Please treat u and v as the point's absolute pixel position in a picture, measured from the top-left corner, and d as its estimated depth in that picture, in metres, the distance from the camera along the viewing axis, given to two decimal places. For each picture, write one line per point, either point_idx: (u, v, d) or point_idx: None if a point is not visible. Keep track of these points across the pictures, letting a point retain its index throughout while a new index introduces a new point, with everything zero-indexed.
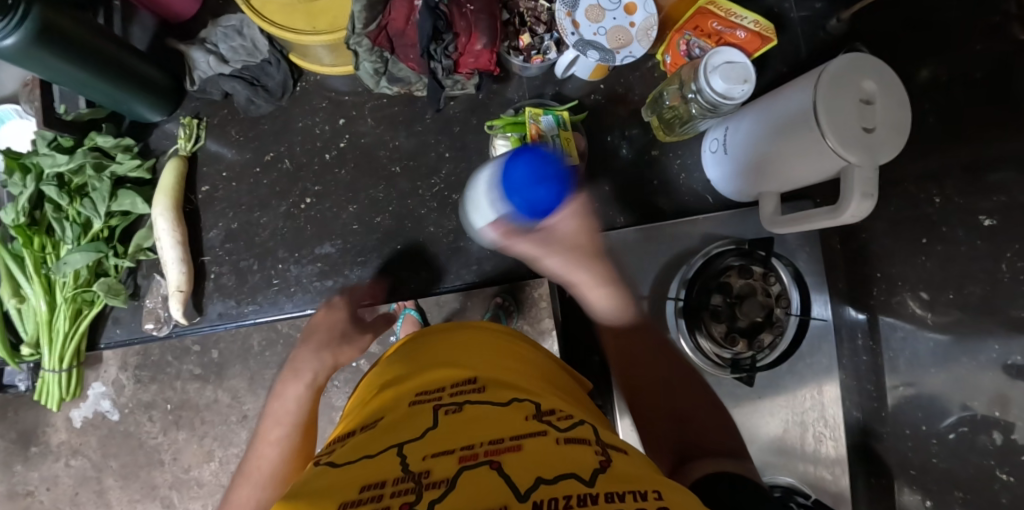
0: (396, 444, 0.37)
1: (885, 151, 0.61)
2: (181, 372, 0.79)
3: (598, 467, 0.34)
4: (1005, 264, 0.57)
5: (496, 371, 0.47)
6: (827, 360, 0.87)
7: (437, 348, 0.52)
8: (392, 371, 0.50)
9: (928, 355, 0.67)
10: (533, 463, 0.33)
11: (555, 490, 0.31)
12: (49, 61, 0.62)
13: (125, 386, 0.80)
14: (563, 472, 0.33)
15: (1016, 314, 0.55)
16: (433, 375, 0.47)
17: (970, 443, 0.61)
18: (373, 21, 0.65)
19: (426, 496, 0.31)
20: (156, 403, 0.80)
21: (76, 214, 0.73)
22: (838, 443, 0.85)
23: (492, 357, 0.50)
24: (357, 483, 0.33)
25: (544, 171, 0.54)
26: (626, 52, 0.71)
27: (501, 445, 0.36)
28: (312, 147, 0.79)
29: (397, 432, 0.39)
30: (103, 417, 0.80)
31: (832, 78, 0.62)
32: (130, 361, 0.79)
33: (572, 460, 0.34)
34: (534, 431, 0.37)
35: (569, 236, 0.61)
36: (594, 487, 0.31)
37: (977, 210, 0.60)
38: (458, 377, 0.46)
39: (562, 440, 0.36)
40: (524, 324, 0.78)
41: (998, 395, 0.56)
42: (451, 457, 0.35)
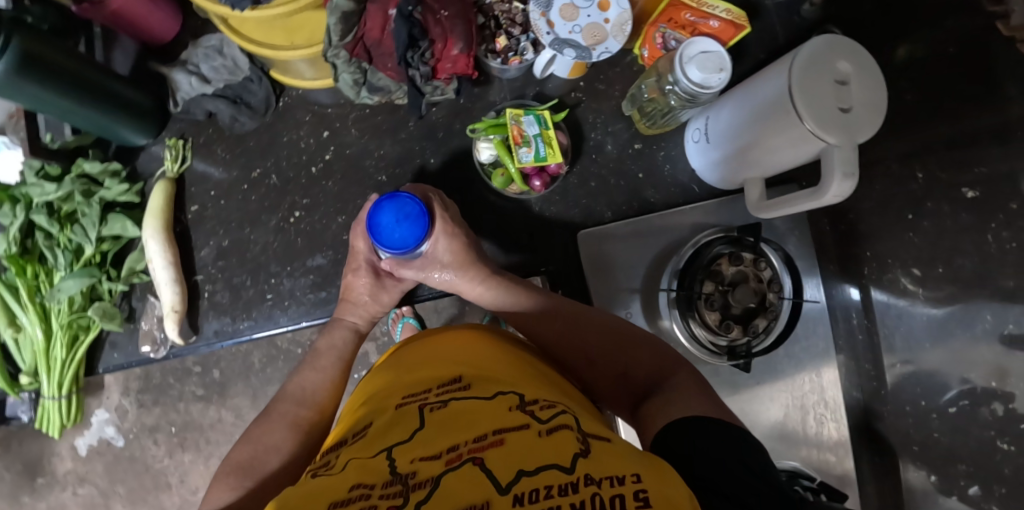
0: (385, 448, 0.38)
1: (862, 129, 0.62)
2: (183, 394, 0.79)
3: (579, 454, 0.34)
4: (991, 235, 0.57)
5: (483, 370, 0.48)
6: (823, 343, 0.87)
7: (416, 354, 0.52)
8: (379, 379, 0.50)
9: (925, 331, 0.67)
10: (514, 457, 0.34)
11: (535, 482, 0.32)
12: (30, 91, 0.63)
13: (128, 411, 0.80)
14: (544, 463, 0.33)
15: (1007, 282, 0.55)
16: (420, 377, 0.48)
17: (972, 417, 0.60)
18: (349, 33, 0.65)
19: (413, 497, 0.32)
20: (160, 426, 0.80)
21: (67, 241, 0.73)
22: (840, 424, 0.85)
23: (478, 356, 0.50)
24: (347, 484, 0.34)
25: (406, 210, 0.65)
26: (602, 49, 0.71)
27: (484, 441, 0.36)
28: (298, 161, 0.80)
29: (386, 435, 0.39)
30: (108, 444, 0.80)
31: (807, 61, 0.63)
32: (132, 385, 0.79)
33: (553, 450, 0.34)
34: (518, 424, 0.38)
35: (444, 257, 0.68)
36: (575, 474, 0.32)
37: (959, 183, 0.61)
38: (444, 378, 0.46)
39: (544, 431, 0.37)
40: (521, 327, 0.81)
41: (995, 367, 0.56)
42: (436, 458, 0.35)
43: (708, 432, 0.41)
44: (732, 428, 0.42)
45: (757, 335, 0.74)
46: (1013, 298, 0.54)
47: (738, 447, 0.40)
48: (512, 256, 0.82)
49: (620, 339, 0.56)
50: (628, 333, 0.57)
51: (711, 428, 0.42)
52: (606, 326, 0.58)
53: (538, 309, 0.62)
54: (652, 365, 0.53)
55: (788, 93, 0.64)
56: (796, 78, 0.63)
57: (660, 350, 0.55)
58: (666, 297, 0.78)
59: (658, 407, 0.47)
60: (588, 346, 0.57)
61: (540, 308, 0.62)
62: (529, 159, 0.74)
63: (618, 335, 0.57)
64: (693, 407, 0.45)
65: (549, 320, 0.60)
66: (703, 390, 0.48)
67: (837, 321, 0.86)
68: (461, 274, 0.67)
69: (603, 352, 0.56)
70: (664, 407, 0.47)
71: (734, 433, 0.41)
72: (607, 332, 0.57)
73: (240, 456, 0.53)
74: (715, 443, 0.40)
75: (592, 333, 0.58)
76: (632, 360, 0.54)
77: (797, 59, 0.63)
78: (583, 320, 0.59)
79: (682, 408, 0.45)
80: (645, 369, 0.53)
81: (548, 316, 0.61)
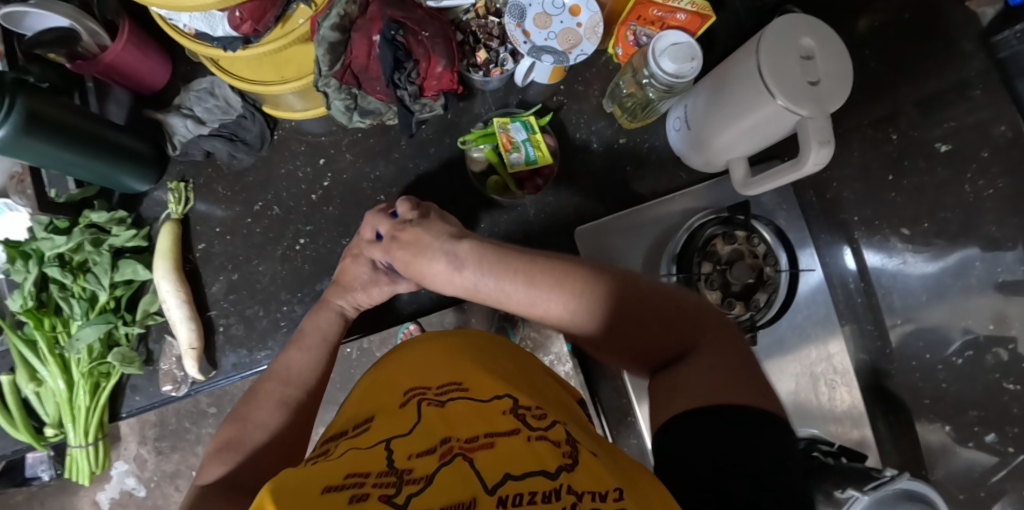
0: (384, 439, 0.41)
1: (830, 101, 0.67)
2: (200, 436, 0.80)
3: (564, 464, 0.37)
4: (967, 186, 0.71)
5: (478, 368, 0.49)
6: (825, 310, 0.82)
7: (408, 354, 0.54)
8: (373, 378, 0.52)
9: (918, 286, 0.75)
10: (504, 463, 0.37)
11: (521, 486, 0.35)
12: (37, 146, 0.66)
13: (147, 460, 0.80)
14: (530, 469, 0.36)
15: (991, 230, 0.69)
16: (420, 374, 0.50)
17: (976, 365, 0.71)
18: (337, 62, 0.69)
19: (405, 489, 0.35)
20: (179, 472, 0.80)
21: (81, 290, 0.75)
22: (852, 388, 0.80)
23: (467, 356, 0.51)
24: (344, 471, 0.37)
25: None
26: (577, 51, 0.75)
27: (475, 442, 0.40)
28: (298, 191, 0.82)
29: (384, 428, 0.42)
30: (129, 495, 0.80)
31: (773, 40, 0.67)
32: (148, 434, 0.80)
33: (539, 456, 0.38)
34: (510, 428, 0.41)
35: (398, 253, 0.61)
36: (558, 479, 0.36)
37: (931, 139, 0.73)
38: (443, 377, 0.48)
39: (533, 437, 0.40)
40: (530, 332, 0.85)
41: (994, 313, 0.69)
42: (430, 455, 0.38)
43: (747, 435, 0.43)
44: (765, 419, 0.44)
45: (759, 310, 0.77)
46: (998, 245, 0.69)
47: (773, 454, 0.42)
48: None
49: (636, 295, 0.53)
50: (642, 284, 0.54)
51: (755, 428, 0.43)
52: (616, 279, 0.53)
53: (535, 270, 0.54)
54: (674, 328, 0.51)
55: (756, 72, 0.67)
56: (763, 58, 0.66)
57: (680, 306, 0.53)
58: (667, 283, 0.80)
59: (690, 389, 0.47)
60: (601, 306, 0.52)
61: (536, 270, 0.54)
62: (521, 162, 0.78)
63: (621, 292, 0.53)
64: (729, 394, 0.45)
65: (548, 280, 0.53)
66: (732, 361, 0.48)
67: (834, 290, 0.83)
68: (437, 273, 0.57)
69: (619, 312, 0.52)
70: (695, 391, 0.46)
71: (770, 432, 0.43)
72: (620, 289, 0.53)
73: (229, 431, 0.59)
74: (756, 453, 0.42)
75: (604, 291, 0.53)
76: (650, 331, 0.51)
77: (764, 40, 0.67)
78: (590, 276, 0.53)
79: (716, 397, 0.45)
80: (666, 334, 0.51)
81: (549, 278, 0.53)
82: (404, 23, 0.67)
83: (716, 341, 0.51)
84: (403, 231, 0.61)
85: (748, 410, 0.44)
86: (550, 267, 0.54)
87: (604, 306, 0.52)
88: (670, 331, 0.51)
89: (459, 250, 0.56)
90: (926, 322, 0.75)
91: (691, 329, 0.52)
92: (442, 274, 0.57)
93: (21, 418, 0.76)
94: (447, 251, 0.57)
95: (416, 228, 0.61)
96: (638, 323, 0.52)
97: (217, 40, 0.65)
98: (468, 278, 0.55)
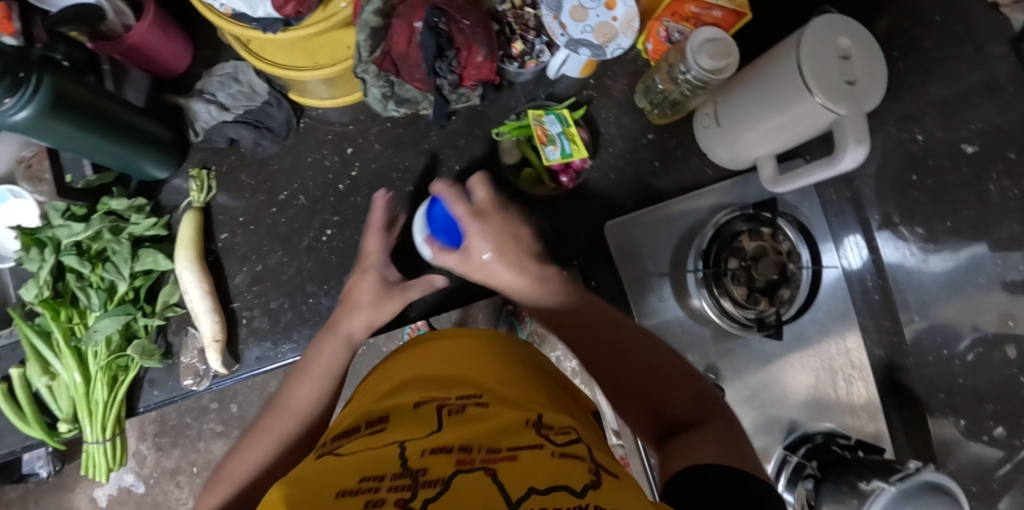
0: (397, 441, 0.38)
1: (866, 99, 0.68)
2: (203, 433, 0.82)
3: (591, 484, 0.34)
4: (992, 185, 0.75)
5: (495, 383, 0.47)
6: (844, 306, 0.81)
7: (438, 346, 0.53)
8: (389, 381, 0.50)
9: (933, 283, 0.76)
10: (523, 474, 0.34)
11: (545, 501, 0.32)
12: (66, 131, 0.63)
13: (147, 456, 0.83)
14: (555, 484, 0.33)
15: (1005, 233, 0.74)
16: (438, 383, 0.47)
17: (986, 361, 0.74)
18: (377, 48, 0.68)
19: (421, 493, 0.32)
20: (181, 468, 0.83)
21: (100, 280, 0.72)
22: (868, 383, 0.80)
23: (490, 361, 0.50)
24: (357, 474, 0.34)
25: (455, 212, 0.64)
26: (614, 45, 0.75)
27: (498, 453, 0.36)
28: (325, 180, 0.80)
29: (401, 430, 0.40)
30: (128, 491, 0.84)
31: (813, 38, 0.68)
32: (148, 430, 0.83)
33: (566, 473, 0.35)
34: (532, 442, 0.38)
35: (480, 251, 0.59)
36: (585, 499, 0.32)
37: (958, 140, 0.76)
38: (465, 388, 0.46)
39: (558, 453, 0.37)
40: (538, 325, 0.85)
41: (1002, 312, 0.74)
42: (447, 456, 0.36)
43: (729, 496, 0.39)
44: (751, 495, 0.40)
45: (783, 306, 0.78)
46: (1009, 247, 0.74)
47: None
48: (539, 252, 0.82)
49: (655, 365, 0.53)
50: (666, 360, 0.54)
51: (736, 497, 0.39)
52: (642, 345, 0.55)
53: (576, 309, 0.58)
54: (684, 400, 0.50)
55: (795, 68, 0.68)
56: (802, 54, 0.67)
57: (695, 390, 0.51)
58: (693, 277, 0.81)
59: (680, 456, 0.44)
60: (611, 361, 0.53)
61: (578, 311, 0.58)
62: (558, 155, 0.76)
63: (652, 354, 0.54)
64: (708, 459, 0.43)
65: (580, 331, 0.56)
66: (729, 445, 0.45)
67: (851, 288, 0.81)
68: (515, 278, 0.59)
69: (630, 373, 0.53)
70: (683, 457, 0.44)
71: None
72: (641, 354, 0.54)
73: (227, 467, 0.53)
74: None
75: (625, 349, 0.54)
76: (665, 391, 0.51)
77: (804, 37, 0.68)
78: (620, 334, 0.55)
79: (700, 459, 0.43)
80: (676, 405, 0.50)
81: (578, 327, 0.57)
82: (446, 11, 0.66)
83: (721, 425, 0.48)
84: (486, 226, 0.60)
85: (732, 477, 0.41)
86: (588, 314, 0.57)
87: (620, 358, 0.53)
88: (678, 402, 0.50)
89: (540, 268, 0.60)
90: (939, 320, 0.76)
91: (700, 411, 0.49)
92: (523, 282, 0.59)
93: (33, 415, 0.72)
94: (537, 264, 0.60)
95: (498, 224, 0.60)
96: (647, 381, 0.52)
97: (256, 20, 0.63)
98: (536, 293, 0.59)
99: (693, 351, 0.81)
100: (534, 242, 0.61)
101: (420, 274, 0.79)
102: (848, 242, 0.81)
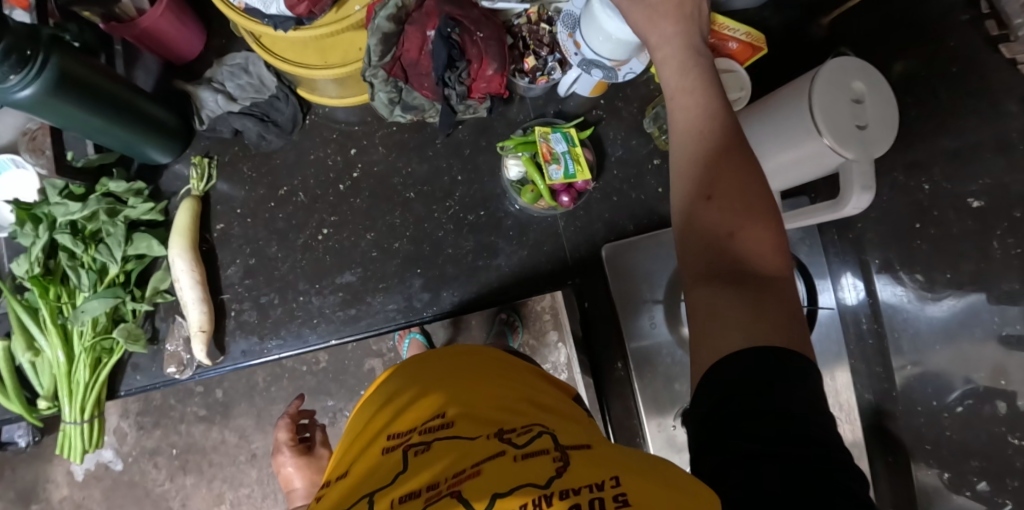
0: (367, 493, 0.35)
1: (876, 146, 0.67)
2: (185, 415, 0.77)
3: (555, 473, 0.33)
4: (995, 242, 0.61)
5: (461, 397, 0.44)
6: (836, 347, 0.88)
7: (419, 370, 0.51)
8: (363, 420, 0.48)
9: (928, 330, 0.70)
10: (491, 483, 0.33)
11: (510, 502, 0.31)
12: (64, 110, 0.63)
13: (128, 434, 0.77)
14: (519, 483, 0.33)
15: (1010, 285, 0.59)
16: (407, 407, 0.45)
17: (976, 414, 0.63)
18: (387, 54, 0.67)
19: None
20: (160, 449, 0.77)
21: (91, 260, 0.72)
22: (854, 426, 0.85)
23: (464, 373, 0.49)
24: None
25: None
26: (626, 70, 0.74)
27: (463, 473, 0.34)
28: (326, 179, 0.80)
29: (369, 479, 0.37)
30: (106, 468, 0.77)
31: (827, 80, 0.67)
32: (131, 408, 0.77)
33: (529, 472, 0.34)
34: (494, 451, 0.36)
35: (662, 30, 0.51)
36: (549, 487, 0.32)
37: (965, 193, 0.65)
38: (427, 413, 0.43)
39: (519, 456, 0.36)
40: (530, 338, 0.81)
41: (996, 366, 0.60)
42: (417, 498, 0.33)
43: (776, 389, 0.36)
44: (811, 383, 0.37)
45: None
46: (1015, 300, 0.58)
47: (811, 413, 0.36)
48: (540, 268, 0.81)
49: (743, 203, 0.44)
50: (757, 203, 0.44)
51: (792, 388, 0.36)
52: (738, 177, 0.45)
53: (704, 112, 0.47)
54: (760, 243, 0.43)
55: (810, 111, 0.68)
56: (816, 98, 0.67)
57: (778, 235, 0.43)
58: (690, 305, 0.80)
59: (719, 332, 0.39)
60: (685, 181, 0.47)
61: (712, 113, 0.47)
62: (560, 176, 0.76)
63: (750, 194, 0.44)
64: (775, 343, 0.38)
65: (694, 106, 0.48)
66: (793, 317, 0.40)
67: (846, 326, 0.88)
68: (673, 82, 0.50)
69: (710, 209, 0.44)
70: (722, 325, 0.39)
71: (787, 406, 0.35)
72: (732, 184, 0.44)
73: None
74: (788, 407, 0.35)
75: (715, 171, 0.45)
76: (747, 237, 0.43)
77: (818, 79, 0.68)
78: (711, 156, 0.46)
79: (753, 338, 0.38)
80: (757, 260, 0.42)
81: (687, 129, 0.48)
82: (460, 21, 0.66)
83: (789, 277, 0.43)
84: (665, 10, 0.51)
85: (799, 364, 0.37)
86: (724, 117, 0.47)
87: (709, 180, 0.45)
88: (753, 251, 0.43)
89: (694, 67, 0.49)
90: (930, 367, 0.70)
91: (778, 265, 0.43)
92: (673, 71, 0.50)
93: (13, 388, 0.72)
94: (693, 58, 0.50)
95: (674, 7, 0.51)
96: (722, 224, 0.44)
97: (268, 17, 0.63)
98: (682, 94, 0.49)
99: (682, 381, 0.77)
100: (699, 42, 0.51)
101: (413, 280, 0.79)
102: (846, 283, 0.87)
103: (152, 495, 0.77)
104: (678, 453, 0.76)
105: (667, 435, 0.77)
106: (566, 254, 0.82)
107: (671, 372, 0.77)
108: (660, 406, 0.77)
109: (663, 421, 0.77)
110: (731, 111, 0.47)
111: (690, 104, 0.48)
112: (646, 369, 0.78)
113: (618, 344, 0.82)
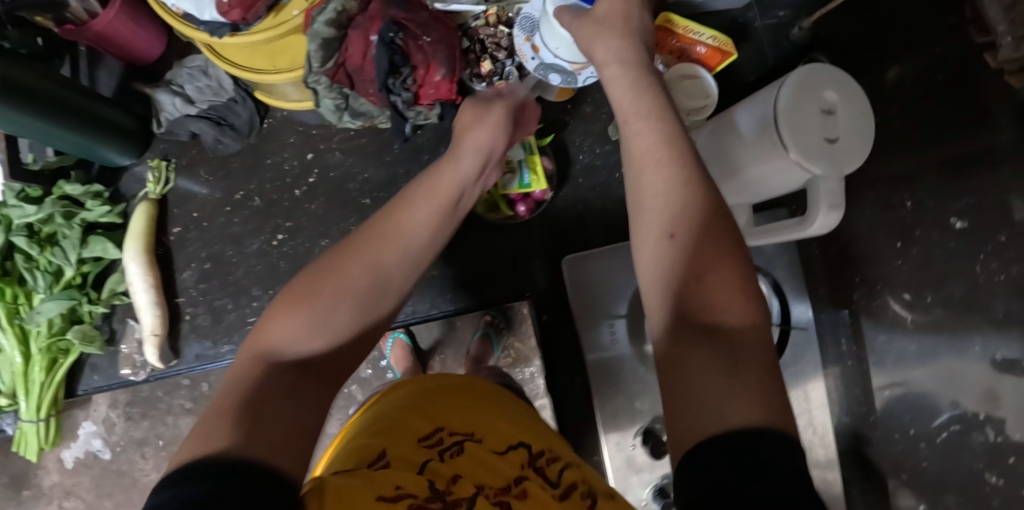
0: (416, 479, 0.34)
1: (847, 160, 0.62)
2: (171, 407, 0.77)
3: None
4: (979, 265, 0.51)
5: (485, 410, 0.44)
6: (812, 366, 0.86)
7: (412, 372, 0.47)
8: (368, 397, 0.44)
9: (913, 349, 0.62)
10: None
11: None
12: (10, 119, 0.62)
13: (114, 424, 0.77)
14: None
15: (996, 309, 0.49)
16: (428, 403, 0.42)
17: (964, 443, 0.53)
18: (330, 59, 0.65)
19: None
20: (148, 439, 0.77)
21: (46, 262, 0.73)
22: (829, 449, 0.82)
23: (472, 389, 0.46)
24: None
25: None
26: (586, 74, 0.70)
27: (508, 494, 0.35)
28: (281, 184, 0.79)
29: (407, 465, 0.35)
30: (93, 457, 0.77)
31: (795, 88, 0.63)
32: (118, 399, 0.77)
33: None
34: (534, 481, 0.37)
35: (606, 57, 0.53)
36: None
37: (948, 211, 0.56)
38: (454, 416, 0.42)
39: (559, 494, 0.37)
40: (516, 343, 0.77)
41: (987, 390, 0.50)
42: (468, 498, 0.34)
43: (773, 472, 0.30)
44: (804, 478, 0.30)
45: None
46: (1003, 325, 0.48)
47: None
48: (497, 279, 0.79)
49: (708, 243, 0.41)
50: (725, 247, 0.41)
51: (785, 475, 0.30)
52: (700, 216, 0.43)
53: (659, 137, 0.46)
54: (734, 288, 0.40)
55: (774, 120, 0.64)
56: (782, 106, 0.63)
57: (746, 281, 0.41)
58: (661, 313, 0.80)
59: (685, 389, 0.36)
60: (642, 214, 0.45)
61: (667, 140, 0.46)
62: (514, 186, 0.73)
63: (710, 231, 0.42)
64: (751, 415, 0.33)
65: (642, 126, 0.47)
66: (765, 371, 0.36)
67: (826, 345, 0.84)
68: (624, 104, 0.49)
69: (672, 250, 0.42)
70: (690, 383, 0.36)
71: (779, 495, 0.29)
72: (693, 222, 0.42)
73: None
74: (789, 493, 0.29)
75: (675, 204, 0.43)
76: (715, 281, 0.40)
77: (785, 87, 0.63)
78: (673, 188, 0.44)
79: (727, 408, 0.34)
80: (726, 314, 0.39)
81: (639, 154, 0.46)
82: (404, 25, 0.63)
83: (761, 324, 0.40)
84: (613, 27, 0.53)
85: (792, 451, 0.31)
86: (677, 140, 0.46)
87: (670, 217, 0.43)
88: (718, 300, 0.40)
89: (646, 88, 0.49)
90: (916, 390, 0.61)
91: (750, 312, 0.40)
92: (626, 94, 0.50)
93: None
94: (642, 80, 0.50)
95: (621, 22, 0.53)
96: (689, 266, 0.41)
97: (204, 24, 0.62)
98: (636, 119, 0.48)
99: (643, 399, 0.75)
100: (649, 65, 0.52)
101: None
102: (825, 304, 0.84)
103: (139, 484, 0.77)
104: (637, 472, 0.74)
105: (625, 454, 0.75)
106: (526, 264, 0.79)
107: (631, 389, 0.75)
108: (620, 424, 0.75)
109: (622, 440, 0.74)
110: (686, 137, 0.46)
111: (645, 129, 0.47)
112: (604, 384, 0.75)
113: (579, 358, 0.79)
